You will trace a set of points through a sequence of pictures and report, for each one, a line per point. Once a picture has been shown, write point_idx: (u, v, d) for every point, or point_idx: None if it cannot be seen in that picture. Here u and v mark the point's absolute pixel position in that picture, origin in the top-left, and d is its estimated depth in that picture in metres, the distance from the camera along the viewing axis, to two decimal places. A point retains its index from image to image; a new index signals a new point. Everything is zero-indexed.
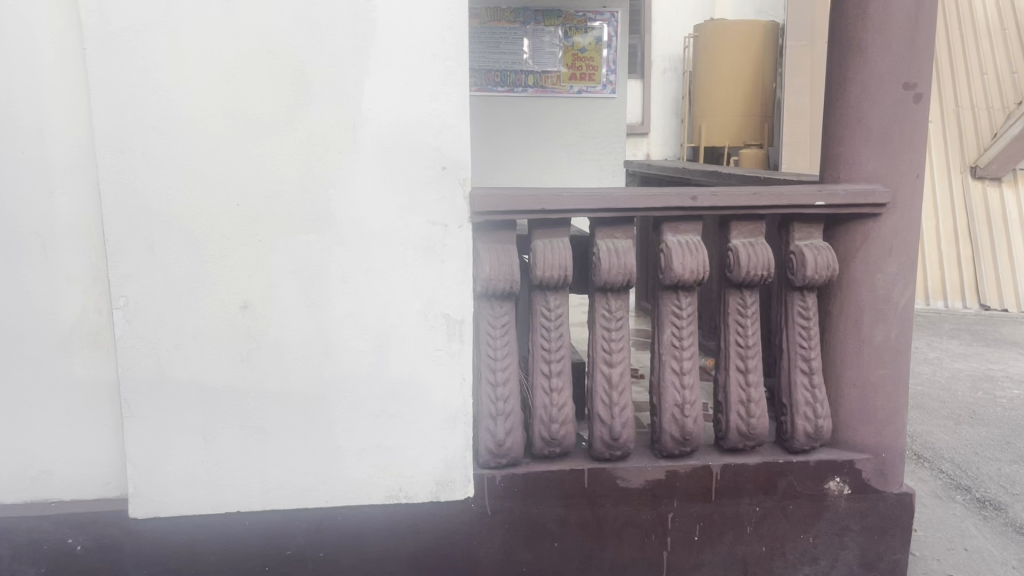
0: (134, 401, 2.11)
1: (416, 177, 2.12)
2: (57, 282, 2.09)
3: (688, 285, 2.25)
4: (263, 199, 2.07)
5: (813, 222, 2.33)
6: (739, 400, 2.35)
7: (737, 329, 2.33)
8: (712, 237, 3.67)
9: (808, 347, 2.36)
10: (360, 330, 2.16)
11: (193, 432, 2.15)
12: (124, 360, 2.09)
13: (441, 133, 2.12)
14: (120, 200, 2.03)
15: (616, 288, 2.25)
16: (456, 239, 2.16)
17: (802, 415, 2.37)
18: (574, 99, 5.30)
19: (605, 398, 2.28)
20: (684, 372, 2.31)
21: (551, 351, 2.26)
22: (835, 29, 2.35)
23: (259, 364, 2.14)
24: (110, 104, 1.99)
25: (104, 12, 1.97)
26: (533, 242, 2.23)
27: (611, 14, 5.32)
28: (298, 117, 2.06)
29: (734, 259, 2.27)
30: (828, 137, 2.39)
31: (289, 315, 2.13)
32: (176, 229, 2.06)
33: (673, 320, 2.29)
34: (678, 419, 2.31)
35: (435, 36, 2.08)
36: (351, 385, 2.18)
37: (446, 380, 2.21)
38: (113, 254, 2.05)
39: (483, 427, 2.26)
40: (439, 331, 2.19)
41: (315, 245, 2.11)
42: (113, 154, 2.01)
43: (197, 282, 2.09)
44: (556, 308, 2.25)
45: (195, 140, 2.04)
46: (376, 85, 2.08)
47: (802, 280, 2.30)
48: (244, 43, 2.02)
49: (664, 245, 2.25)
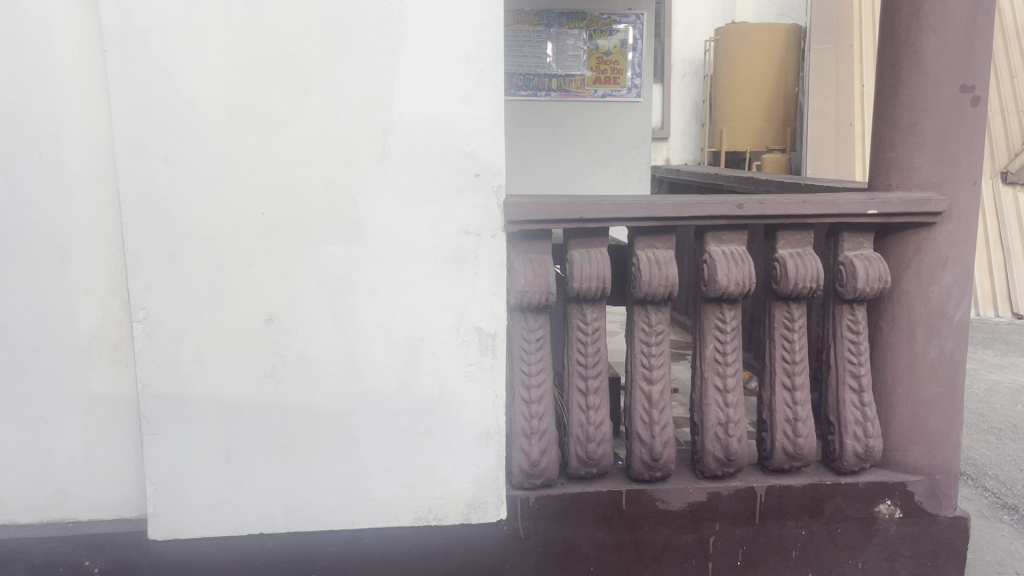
0: (154, 418, 2.03)
1: (449, 184, 2.03)
2: (75, 294, 2.01)
3: (733, 297, 2.14)
4: (289, 207, 1.98)
5: (863, 231, 2.22)
6: (786, 419, 2.24)
7: (783, 344, 2.22)
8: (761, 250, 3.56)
9: (857, 363, 2.24)
10: (389, 345, 2.07)
11: (215, 450, 2.06)
12: (144, 375, 2.00)
13: (475, 138, 2.02)
14: (141, 208, 1.94)
15: (657, 300, 2.14)
16: (489, 249, 2.06)
17: (851, 435, 2.25)
18: (598, 103, 5.15)
19: (644, 416, 2.18)
20: (728, 389, 2.19)
21: (588, 367, 2.16)
22: (887, 29, 2.23)
23: (284, 380, 2.05)
24: (131, 108, 1.91)
25: (125, 12, 1.88)
26: (569, 252, 2.13)
27: (636, 17, 5.19)
28: (325, 122, 1.97)
29: (782, 271, 2.16)
30: (878, 142, 2.28)
31: (315, 328, 2.04)
32: (199, 237, 1.97)
33: (716, 334, 2.19)
34: (722, 439, 2.20)
35: (469, 37, 1.98)
36: (379, 402, 2.09)
37: (478, 396, 2.11)
38: (133, 265, 1.96)
39: (516, 447, 2.16)
40: (471, 345, 2.09)
41: (342, 256, 2.02)
42: (133, 160, 1.93)
43: (220, 294, 2.00)
44: (593, 321, 2.15)
45: (218, 146, 1.95)
46: (408, 87, 1.98)
47: (852, 293, 2.18)
48: (270, 45, 1.93)
49: (707, 256, 2.15)
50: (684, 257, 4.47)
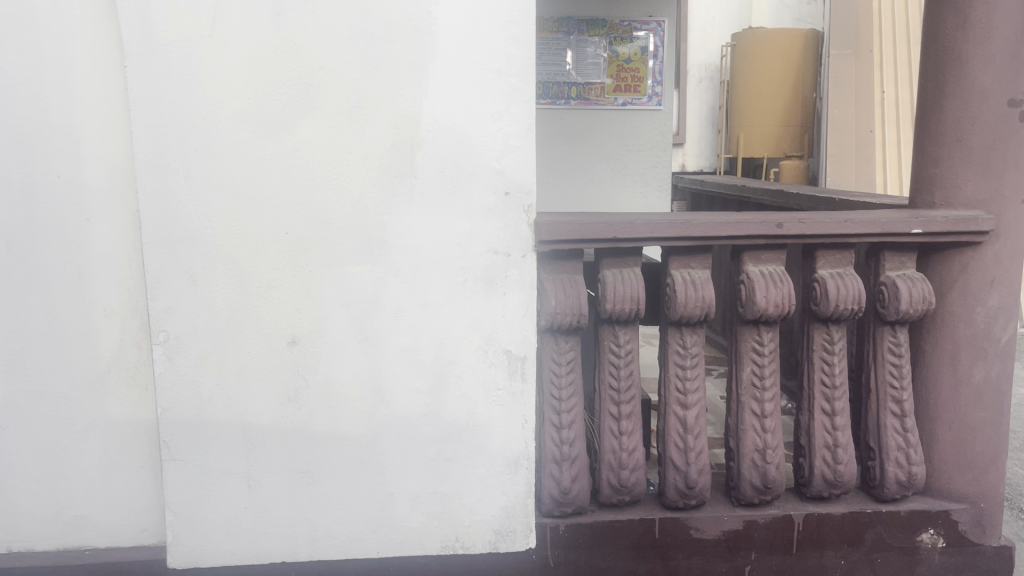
0: (174, 443, 1.97)
1: (478, 203, 1.96)
2: (94, 316, 1.95)
3: (771, 319, 2.07)
4: (314, 226, 1.92)
5: (906, 251, 2.14)
6: (825, 445, 2.16)
7: (822, 367, 2.15)
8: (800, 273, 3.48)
9: (899, 387, 2.17)
10: (416, 369, 2.00)
11: (236, 476, 2.00)
12: (164, 400, 1.95)
13: (505, 155, 1.96)
14: (161, 227, 1.89)
15: (692, 322, 2.07)
16: (519, 269, 2.00)
17: (893, 461, 2.16)
18: (619, 111, 4.92)
19: (679, 442, 2.10)
20: (765, 414, 2.12)
21: (621, 391, 2.09)
22: (931, 42, 2.16)
23: (307, 405, 1.99)
24: (152, 125, 1.85)
25: (146, 27, 1.82)
26: (602, 272, 2.06)
27: (658, 24, 4.87)
28: (351, 140, 1.91)
29: (822, 292, 2.09)
30: (921, 157, 2.20)
31: (340, 351, 1.98)
32: (221, 258, 1.91)
33: (753, 357, 2.12)
34: (759, 466, 2.12)
35: (500, 51, 1.92)
36: (405, 427, 2.02)
37: (507, 421, 2.05)
38: (154, 286, 1.90)
39: (546, 473, 2.10)
40: (500, 368, 2.02)
41: (368, 276, 1.95)
42: (154, 178, 1.87)
43: (242, 316, 1.94)
44: (626, 343, 2.09)
45: (241, 163, 1.89)
46: (436, 103, 1.92)
47: (895, 314, 2.10)
48: (295, 60, 1.87)
49: (745, 277, 2.07)
50: (721, 276, 4.27)
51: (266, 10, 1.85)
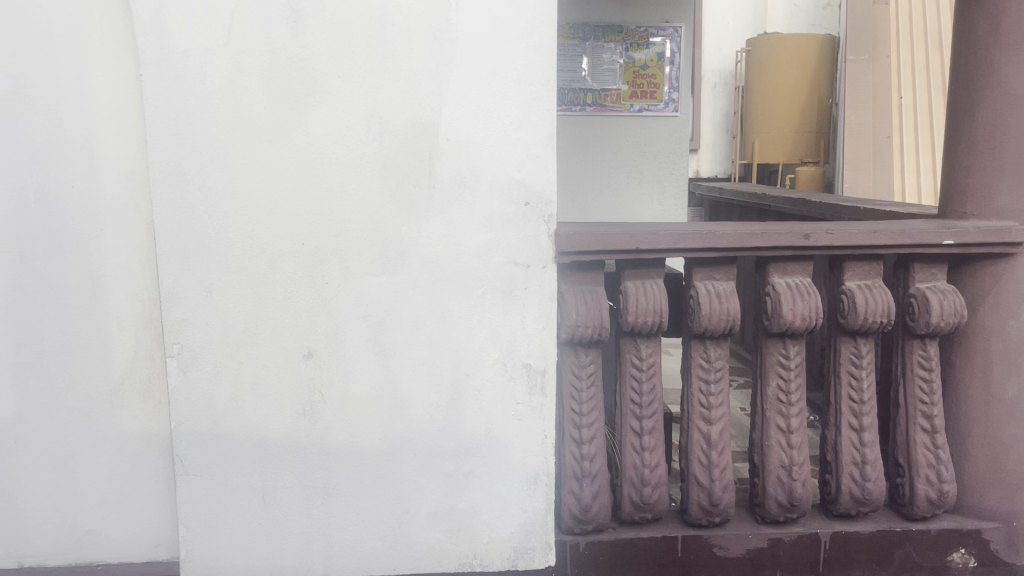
0: (187, 457, 1.93)
1: (497, 213, 1.92)
2: (107, 327, 1.92)
3: (798, 332, 2.02)
4: (330, 237, 1.89)
5: (936, 262, 2.08)
6: (853, 461, 2.10)
7: (850, 382, 2.09)
8: (826, 282, 3.45)
9: (929, 402, 2.11)
10: (433, 383, 1.96)
11: (251, 491, 1.96)
12: (178, 414, 1.91)
13: (525, 164, 1.92)
14: (176, 238, 1.86)
15: (717, 335, 2.02)
16: (539, 281, 1.95)
17: (923, 479, 2.11)
18: (635, 118, 4.78)
19: (703, 458, 2.06)
20: (791, 430, 2.07)
21: (643, 406, 2.05)
22: (962, 49, 2.13)
23: (323, 419, 1.95)
24: (167, 134, 1.82)
25: (162, 35, 1.80)
26: (623, 283, 2.02)
27: (675, 29, 4.73)
28: (369, 149, 1.87)
29: (850, 304, 2.04)
30: (953, 167, 2.17)
31: (357, 363, 1.94)
32: (237, 269, 1.88)
33: (779, 372, 2.07)
34: (785, 483, 2.07)
35: (521, 58, 1.88)
36: (423, 442, 1.98)
37: (527, 436, 2.00)
38: (169, 298, 1.87)
39: (566, 489, 2.05)
40: (519, 382, 1.98)
41: (385, 288, 1.92)
42: (168, 188, 1.84)
43: (257, 328, 1.90)
44: (648, 356, 2.04)
45: (257, 173, 1.86)
46: (455, 112, 1.88)
47: (925, 328, 2.05)
48: (312, 68, 1.84)
49: (770, 289, 2.02)
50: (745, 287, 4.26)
51: (283, 16, 1.81)
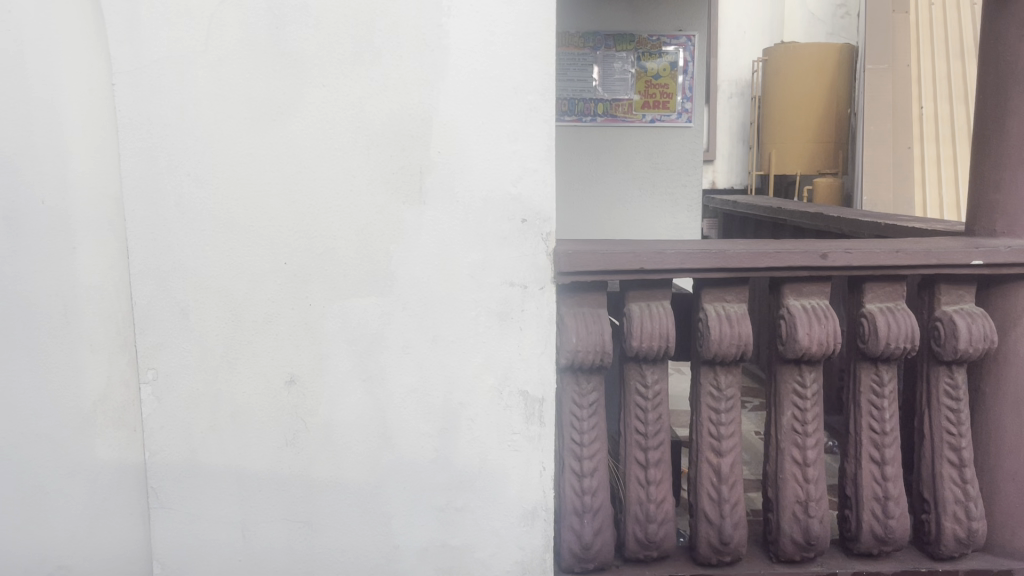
0: (163, 489, 1.83)
1: (492, 231, 1.80)
2: (80, 352, 1.79)
3: (814, 358, 1.88)
4: (314, 256, 1.78)
5: (964, 283, 1.94)
6: (874, 497, 1.96)
7: (871, 411, 1.95)
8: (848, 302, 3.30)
9: (957, 433, 1.97)
10: (424, 410, 1.84)
11: (230, 525, 1.85)
12: (153, 443, 1.81)
13: (522, 179, 1.80)
14: (151, 257, 1.75)
15: (727, 361, 1.89)
16: (537, 303, 1.83)
17: (951, 516, 1.96)
18: (647, 128, 4.65)
19: (713, 493, 1.93)
20: (807, 463, 1.93)
21: (648, 436, 1.92)
22: (990, 56, 2.00)
23: (307, 449, 1.84)
24: (141, 148, 1.72)
25: (136, 43, 1.70)
26: (626, 305, 1.89)
27: (688, 38, 4.59)
28: (356, 163, 1.76)
29: (871, 328, 1.90)
30: (980, 181, 2.04)
31: (342, 391, 1.82)
32: (215, 290, 1.77)
33: (794, 401, 1.93)
34: (801, 520, 1.93)
35: (517, 65, 1.76)
36: (413, 474, 1.86)
37: (523, 468, 1.88)
38: (143, 321, 1.77)
39: (566, 525, 1.92)
40: (516, 411, 1.86)
41: (373, 310, 1.80)
42: (143, 205, 1.74)
43: (237, 353, 1.79)
44: (653, 383, 1.92)
45: (237, 188, 1.75)
46: (447, 123, 1.77)
47: (953, 353, 1.91)
48: (296, 76, 1.73)
49: (785, 311, 1.89)
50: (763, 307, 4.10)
51: (264, 21, 1.71)
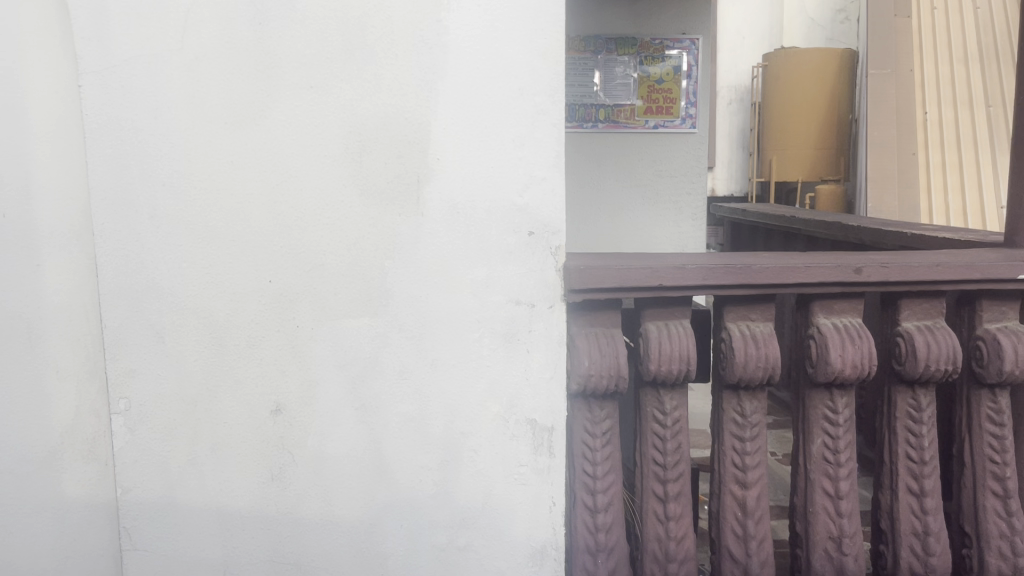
0: (134, 529, 1.68)
1: (497, 245, 1.65)
2: (45, 379, 1.59)
3: (848, 382, 1.73)
4: (302, 273, 1.62)
5: (1008, 298, 1.79)
6: (913, 532, 1.81)
7: (907, 439, 1.81)
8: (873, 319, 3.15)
9: (1001, 462, 1.82)
10: (422, 441, 1.68)
11: (211, 568, 1.70)
12: (124, 480, 1.66)
13: (528, 189, 1.65)
14: (122, 275, 1.60)
15: (753, 385, 1.74)
16: (545, 322, 1.68)
17: (996, 551, 1.81)
18: (650, 135, 4.49)
19: (737, 529, 1.77)
20: (840, 496, 1.78)
21: (667, 468, 1.77)
22: None
23: (294, 485, 1.68)
24: (111, 155, 1.57)
25: (104, 40, 1.54)
26: (643, 325, 1.74)
27: (692, 42, 4.46)
28: (347, 172, 1.61)
29: (908, 349, 1.75)
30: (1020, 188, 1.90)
31: (333, 421, 1.67)
32: (193, 311, 1.62)
33: (824, 427, 1.78)
34: (834, 557, 1.78)
35: (523, 65, 1.61)
36: (410, 510, 1.70)
37: (532, 505, 1.72)
38: (116, 345, 1.62)
39: (577, 564, 1.77)
40: (523, 441, 1.70)
41: (367, 332, 1.65)
42: (114, 217, 1.58)
43: (217, 380, 1.64)
44: (673, 411, 1.76)
45: (217, 200, 1.59)
46: (448, 128, 1.61)
47: (997, 375, 1.76)
48: (281, 77, 1.58)
49: (815, 331, 1.74)
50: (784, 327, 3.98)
51: (246, 15, 1.56)
